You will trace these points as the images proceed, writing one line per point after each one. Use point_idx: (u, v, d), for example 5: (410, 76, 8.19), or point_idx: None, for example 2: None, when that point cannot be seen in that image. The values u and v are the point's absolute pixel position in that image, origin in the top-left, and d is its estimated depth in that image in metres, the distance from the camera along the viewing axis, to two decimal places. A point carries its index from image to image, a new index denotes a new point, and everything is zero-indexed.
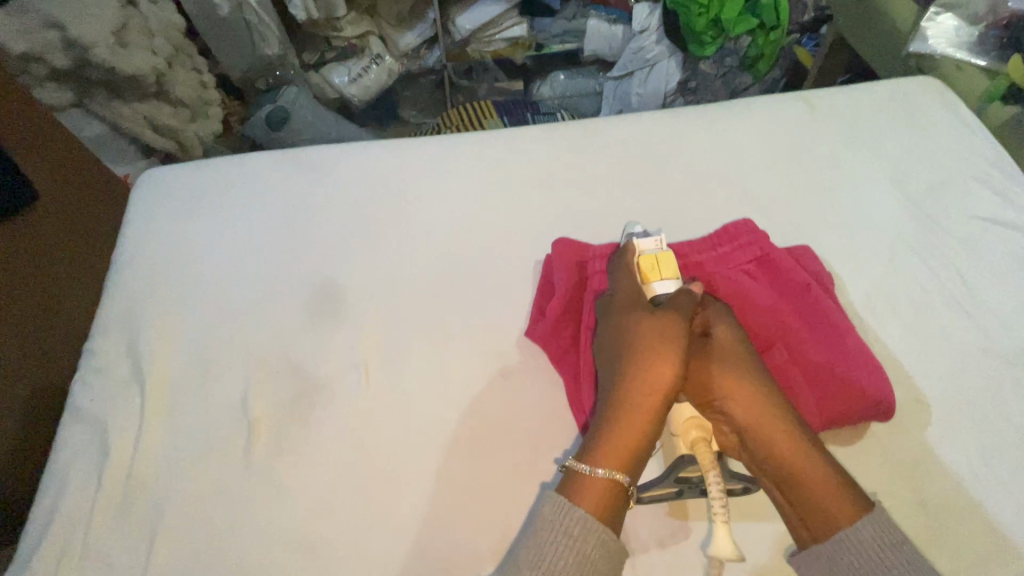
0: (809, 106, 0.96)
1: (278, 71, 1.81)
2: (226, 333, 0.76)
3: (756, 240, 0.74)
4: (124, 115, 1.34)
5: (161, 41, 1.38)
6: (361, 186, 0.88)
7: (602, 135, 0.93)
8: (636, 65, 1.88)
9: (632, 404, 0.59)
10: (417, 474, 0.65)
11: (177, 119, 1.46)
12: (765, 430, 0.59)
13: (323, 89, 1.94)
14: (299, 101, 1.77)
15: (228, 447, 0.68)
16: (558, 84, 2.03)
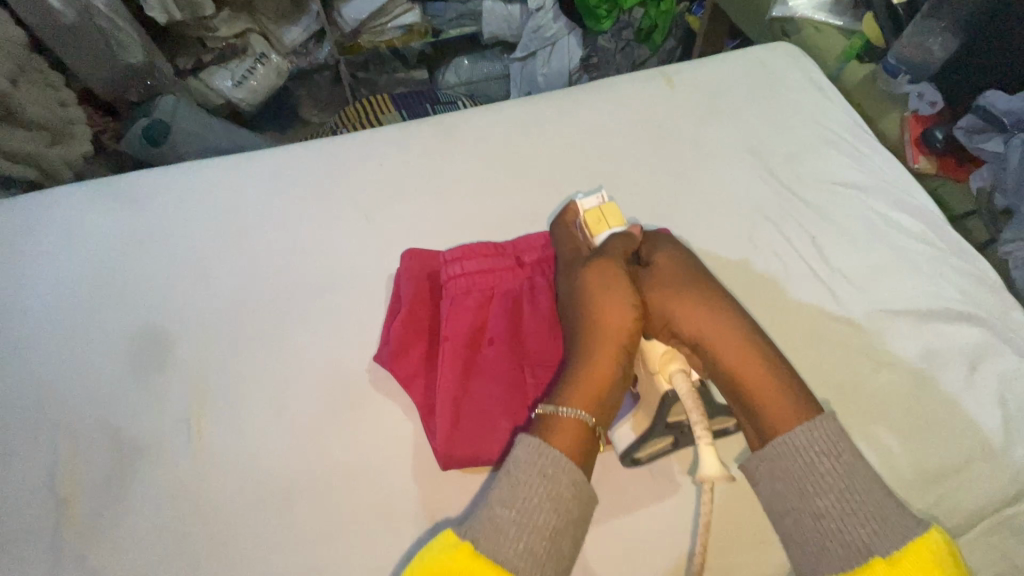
0: (668, 83, 0.93)
1: (151, 81, 1.62)
2: (30, 400, 0.66)
3: None
4: None
5: (3, 58, 1.22)
6: (188, 213, 0.79)
7: (455, 131, 0.88)
8: (537, 45, 1.82)
9: (597, 335, 0.59)
10: (253, 532, 0.59)
11: (35, 142, 1.30)
12: (724, 342, 0.58)
13: (206, 95, 1.76)
14: (177, 109, 1.59)
15: (33, 534, 0.59)
16: (463, 68, 1.96)
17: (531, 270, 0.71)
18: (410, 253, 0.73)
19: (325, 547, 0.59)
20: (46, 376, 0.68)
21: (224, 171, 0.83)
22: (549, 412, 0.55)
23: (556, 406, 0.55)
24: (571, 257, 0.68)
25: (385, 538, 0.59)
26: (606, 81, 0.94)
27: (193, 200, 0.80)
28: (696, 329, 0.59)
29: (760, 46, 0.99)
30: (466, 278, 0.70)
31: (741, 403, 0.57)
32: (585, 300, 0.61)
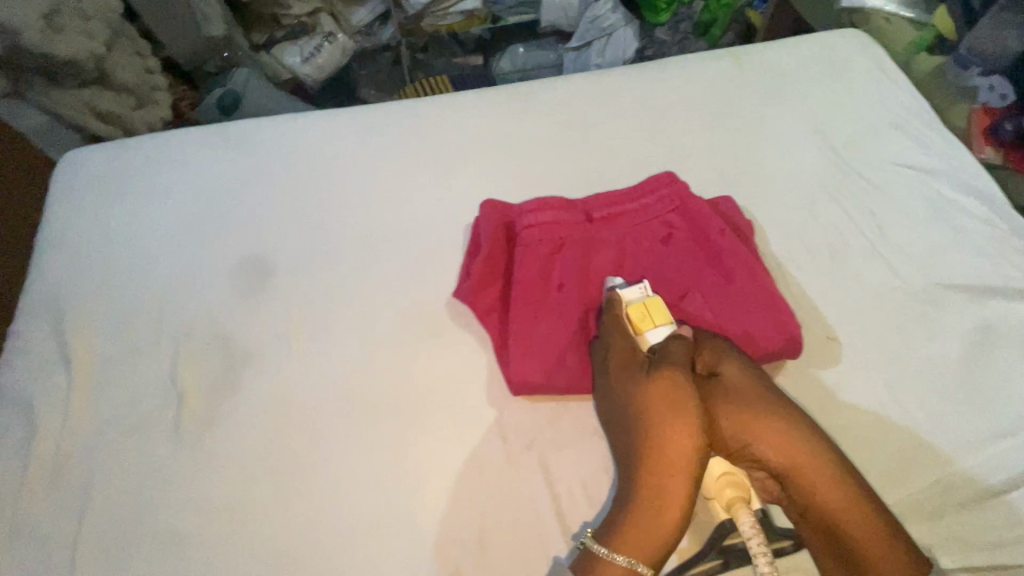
0: (737, 64, 0.97)
1: (226, 52, 1.76)
2: (153, 308, 0.75)
3: (675, 194, 0.76)
4: (67, 104, 1.26)
5: (96, 25, 1.27)
6: (287, 158, 0.87)
7: (532, 98, 0.92)
8: (594, 36, 1.87)
9: (658, 472, 0.55)
10: (346, 436, 0.67)
11: (122, 105, 1.39)
12: (805, 470, 0.56)
13: (276, 70, 1.87)
14: (249, 83, 1.72)
15: (158, 418, 0.68)
16: (518, 57, 1.98)
17: (600, 224, 0.75)
18: (485, 201, 0.79)
19: (407, 453, 0.66)
20: (167, 290, 0.76)
21: (320, 123, 0.90)
22: (607, 555, 0.53)
23: (610, 550, 0.53)
24: (630, 352, 0.62)
25: (459, 450, 0.66)
26: (675, 59, 0.98)
27: (293, 148, 0.88)
28: (773, 454, 0.57)
29: (829, 32, 1.01)
30: (539, 226, 0.74)
31: (823, 532, 0.55)
32: (642, 430, 0.57)
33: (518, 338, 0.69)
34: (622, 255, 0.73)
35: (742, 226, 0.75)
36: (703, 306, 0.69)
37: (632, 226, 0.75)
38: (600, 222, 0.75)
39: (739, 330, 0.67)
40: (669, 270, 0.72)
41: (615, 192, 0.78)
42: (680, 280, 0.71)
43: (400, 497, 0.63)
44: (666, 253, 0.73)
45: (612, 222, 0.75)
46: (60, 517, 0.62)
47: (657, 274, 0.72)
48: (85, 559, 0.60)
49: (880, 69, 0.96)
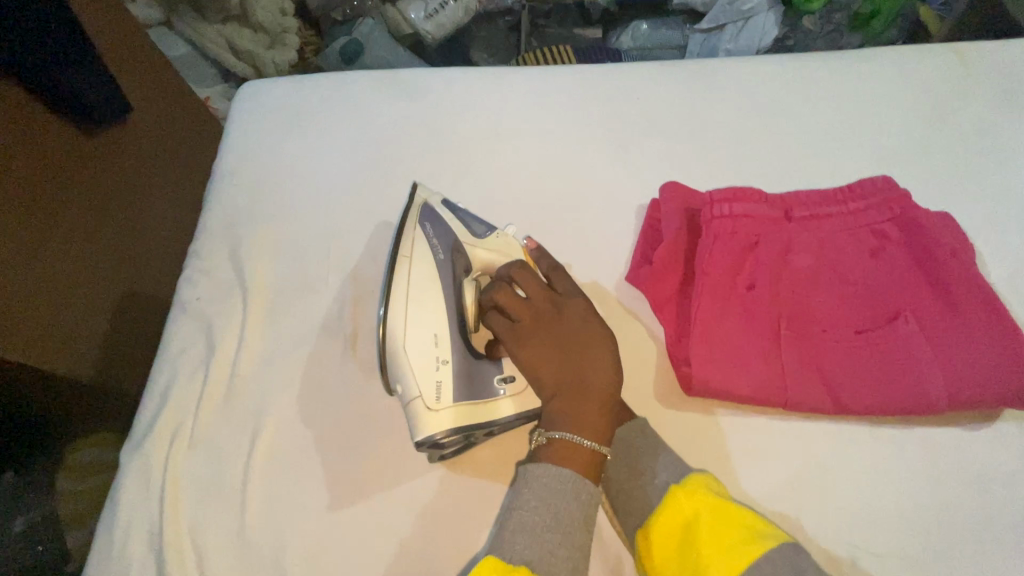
0: (961, 61, 0.85)
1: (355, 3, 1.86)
2: (324, 246, 0.76)
3: (895, 200, 0.67)
4: (207, 36, 1.41)
5: None
6: (459, 112, 0.85)
7: (713, 79, 0.87)
8: (728, 19, 1.74)
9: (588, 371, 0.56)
10: None
11: (257, 43, 1.47)
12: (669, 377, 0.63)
13: (398, 23, 1.88)
14: (371, 35, 1.81)
15: (327, 355, 0.69)
16: (640, 34, 1.87)
17: (801, 224, 0.68)
18: (671, 183, 0.73)
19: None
20: (340, 228, 0.77)
21: (495, 79, 0.88)
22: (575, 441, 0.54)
23: (577, 435, 0.55)
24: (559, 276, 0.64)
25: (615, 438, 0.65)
26: (879, 52, 0.89)
27: (468, 101, 0.86)
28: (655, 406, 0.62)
29: None
30: (731, 218, 0.68)
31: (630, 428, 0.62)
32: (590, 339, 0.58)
33: (701, 335, 0.64)
34: (826, 262, 0.66)
35: (966, 243, 0.66)
36: (920, 331, 0.61)
37: (837, 230, 0.67)
38: (800, 222, 0.68)
39: (964, 363, 0.59)
40: (878, 284, 0.64)
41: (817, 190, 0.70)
42: (892, 298, 0.63)
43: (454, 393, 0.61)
44: (877, 265, 0.65)
45: (814, 224, 0.68)
46: (234, 433, 0.64)
47: (864, 288, 0.65)
48: (257, 481, 0.62)
49: None
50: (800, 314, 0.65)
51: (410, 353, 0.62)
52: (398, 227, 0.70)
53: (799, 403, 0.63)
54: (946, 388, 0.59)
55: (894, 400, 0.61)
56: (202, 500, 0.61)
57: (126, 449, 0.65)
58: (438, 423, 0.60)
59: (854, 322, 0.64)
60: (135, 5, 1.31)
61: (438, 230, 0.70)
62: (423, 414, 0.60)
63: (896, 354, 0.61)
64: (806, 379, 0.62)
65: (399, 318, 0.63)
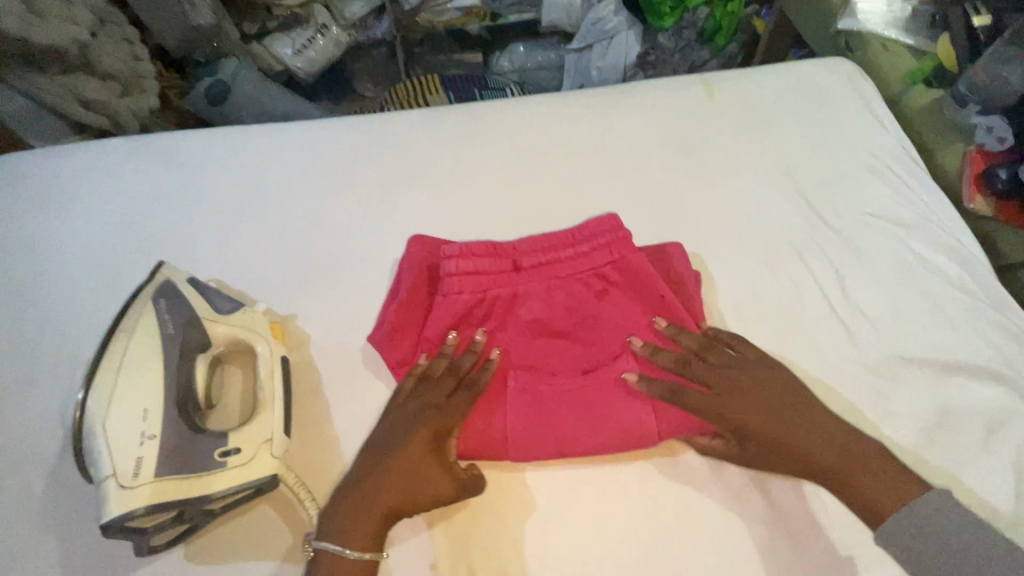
0: (708, 92, 0.89)
1: (216, 43, 1.67)
2: (52, 335, 0.71)
3: (616, 243, 0.68)
4: (46, 90, 1.15)
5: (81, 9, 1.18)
6: (217, 178, 0.83)
7: (482, 126, 0.87)
8: (595, 39, 1.76)
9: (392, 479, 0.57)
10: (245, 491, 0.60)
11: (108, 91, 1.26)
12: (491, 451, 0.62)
13: (267, 62, 1.80)
14: (239, 74, 1.66)
15: (40, 458, 0.64)
16: (517, 56, 1.92)
17: (530, 273, 0.68)
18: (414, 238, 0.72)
19: (288, 516, 0.60)
20: (70, 314, 0.72)
21: (255, 140, 0.86)
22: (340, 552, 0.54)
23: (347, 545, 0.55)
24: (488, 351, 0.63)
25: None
26: (645, 84, 0.91)
27: (224, 166, 0.83)
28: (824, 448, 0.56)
29: (806, 60, 0.93)
30: (459, 275, 0.67)
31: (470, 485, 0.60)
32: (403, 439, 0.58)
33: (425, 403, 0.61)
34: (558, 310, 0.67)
35: (679, 281, 0.69)
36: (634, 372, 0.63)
37: (563, 277, 0.68)
38: (529, 271, 0.68)
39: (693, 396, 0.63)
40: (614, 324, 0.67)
41: (547, 234, 0.71)
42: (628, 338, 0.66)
43: (155, 466, 0.51)
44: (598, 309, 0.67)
45: (542, 271, 0.68)
46: None
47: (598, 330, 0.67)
48: None
49: (865, 105, 0.88)
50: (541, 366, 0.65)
51: (109, 431, 0.50)
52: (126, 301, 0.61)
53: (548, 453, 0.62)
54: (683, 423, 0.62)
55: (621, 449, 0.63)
56: None
57: None
58: (133, 503, 0.49)
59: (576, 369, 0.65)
60: None
61: (176, 305, 0.62)
62: (115, 494, 0.49)
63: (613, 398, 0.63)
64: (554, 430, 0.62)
65: (103, 395, 0.52)
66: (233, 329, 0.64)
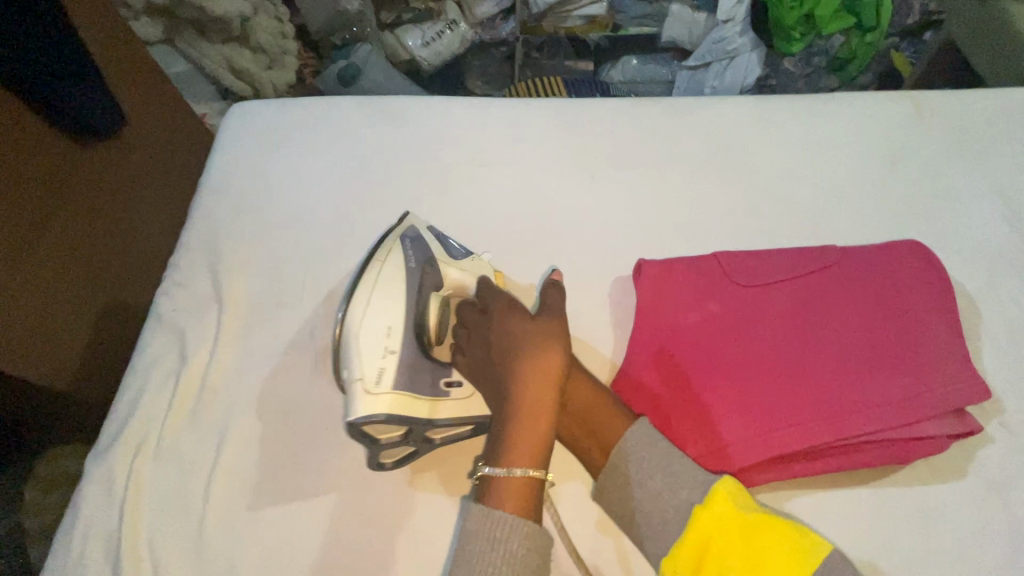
0: (917, 110, 0.89)
1: (356, 28, 1.83)
2: (300, 265, 0.78)
3: (884, 256, 0.72)
4: (207, 54, 1.38)
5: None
6: (438, 140, 0.88)
7: (685, 118, 0.90)
8: (715, 57, 1.77)
9: (522, 425, 0.57)
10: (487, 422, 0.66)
11: (256, 64, 1.45)
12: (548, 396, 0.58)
13: (393, 50, 1.89)
14: (369, 59, 1.78)
15: (296, 370, 0.70)
16: (630, 67, 1.93)
17: (783, 285, 0.70)
18: (653, 238, 0.80)
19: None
20: (317, 246, 0.79)
21: (474, 111, 0.91)
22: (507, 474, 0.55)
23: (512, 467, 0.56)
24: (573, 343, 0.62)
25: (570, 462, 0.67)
26: (847, 95, 0.92)
27: (445, 130, 0.89)
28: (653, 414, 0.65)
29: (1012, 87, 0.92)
30: (709, 269, 0.72)
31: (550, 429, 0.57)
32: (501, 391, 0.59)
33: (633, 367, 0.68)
34: (749, 295, 0.70)
35: (948, 293, 0.70)
36: (868, 404, 0.63)
37: (819, 286, 0.70)
38: (782, 285, 0.70)
39: (883, 435, 0.62)
40: (817, 315, 0.68)
41: (797, 251, 0.73)
42: (864, 322, 0.67)
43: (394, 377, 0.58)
44: (847, 315, 0.68)
45: (787, 283, 0.70)
46: (199, 447, 0.66)
47: (789, 325, 0.67)
48: (219, 491, 0.63)
49: None
50: (727, 381, 0.64)
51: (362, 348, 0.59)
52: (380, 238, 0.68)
53: (768, 447, 0.61)
54: (909, 422, 0.62)
55: (851, 460, 0.63)
56: (165, 509, 0.62)
57: (93, 454, 0.66)
58: (375, 409, 0.57)
59: (810, 375, 0.64)
60: (134, 21, 1.29)
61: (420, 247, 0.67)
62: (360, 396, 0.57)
63: (831, 411, 0.63)
64: (764, 426, 0.62)
65: (357, 315, 0.60)
66: (463, 274, 0.68)
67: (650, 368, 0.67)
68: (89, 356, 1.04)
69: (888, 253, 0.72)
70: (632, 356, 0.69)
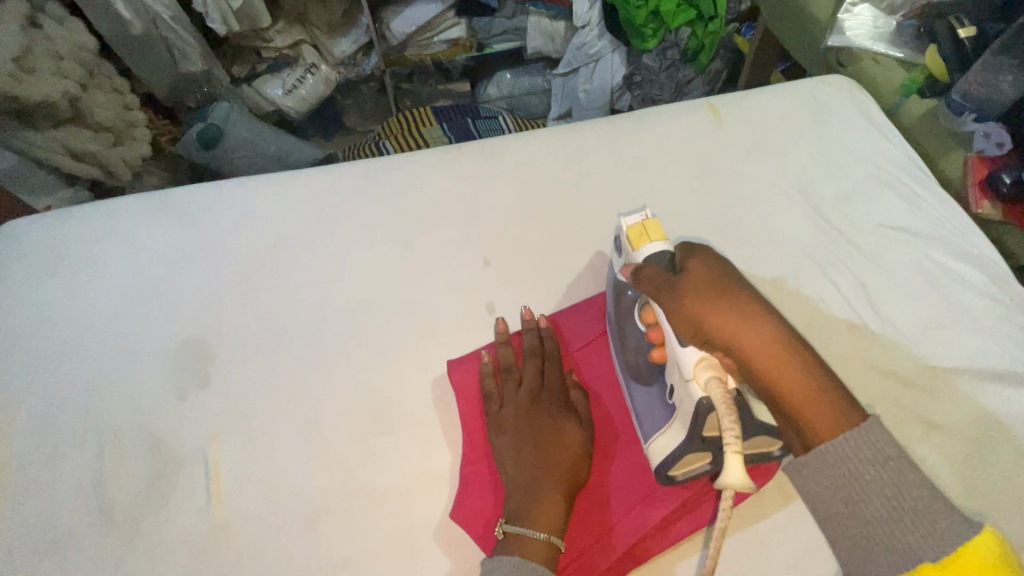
0: (714, 115, 0.91)
1: (207, 87, 1.60)
2: (79, 408, 0.69)
3: None
4: (38, 143, 1.17)
5: (71, 63, 1.18)
6: (232, 232, 0.81)
7: (495, 161, 0.87)
8: (581, 62, 1.76)
9: (545, 485, 0.60)
10: (299, 547, 0.61)
11: (99, 143, 1.29)
12: (567, 436, 0.63)
13: (256, 103, 1.72)
14: (231, 117, 1.56)
15: (78, 535, 0.62)
16: (505, 84, 1.90)
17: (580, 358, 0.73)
18: (471, 298, 0.76)
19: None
20: (99, 381, 0.71)
21: (271, 191, 0.85)
22: (531, 535, 0.56)
23: (535, 527, 0.57)
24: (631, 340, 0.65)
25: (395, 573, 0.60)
26: (651, 114, 0.92)
27: (240, 218, 0.82)
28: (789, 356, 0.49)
29: (803, 81, 0.95)
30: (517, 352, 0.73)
31: (529, 482, 0.60)
32: (535, 432, 0.64)
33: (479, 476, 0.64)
34: (571, 365, 0.72)
35: None
36: None
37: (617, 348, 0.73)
38: (580, 358, 0.73)
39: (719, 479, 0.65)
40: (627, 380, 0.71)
41: (591, 304, 0.75)
42: None
43: (189, 513, 0.63)
44: None
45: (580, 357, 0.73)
46: None
47: (601, 394, 0.70)
48: None
49: (867, 118, 0.91)
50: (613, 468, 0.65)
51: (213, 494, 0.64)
52: (197, 375, 0.71)
53: (634, 527, 0.61)
54: None
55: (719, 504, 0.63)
56: None
57: None
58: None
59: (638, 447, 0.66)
60: None
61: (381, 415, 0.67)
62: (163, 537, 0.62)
63: None
64: (626, 503, 0.63)
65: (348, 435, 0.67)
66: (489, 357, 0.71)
67: (487, 464, 0.65)
68: None
69: None
70: (463, 455, 0.66)
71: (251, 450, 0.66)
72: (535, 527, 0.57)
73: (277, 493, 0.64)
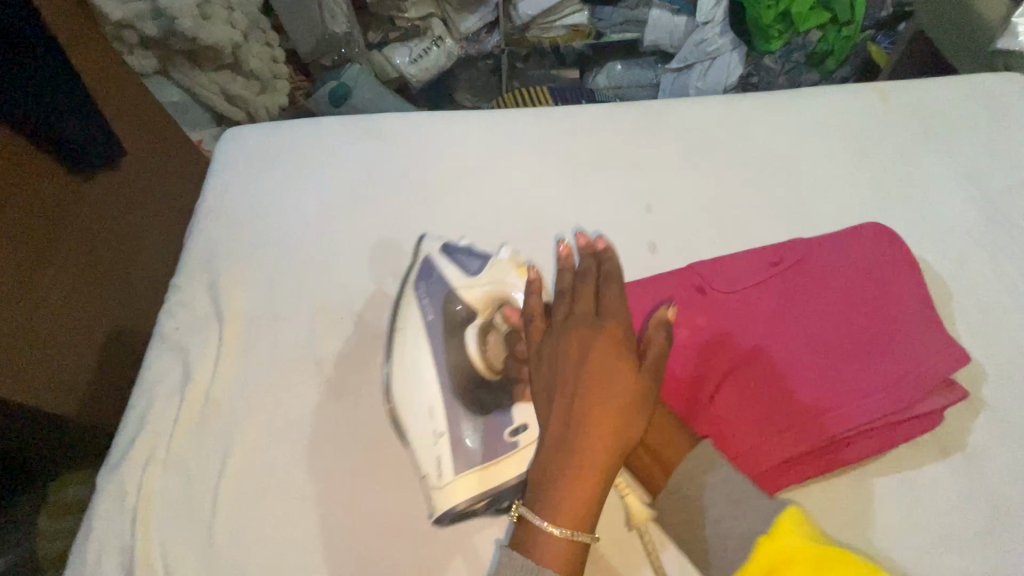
0: (882, 98, 0.92)
1: (344, 49, 1.71)
2: (295, 281, 0.81)
3: (843, 249, 0.74)
4: (201, 84, 1.33)
5: (239, 15, 1.34)
6: (420, 153, 0.91)
7: (660, 118, 0.93)
8: (696, 59, 1.70)
9: (579, 475, 0.55)
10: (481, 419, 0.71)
11: (249, 90, 1.41)
12: (617, 423, 0.56)
13: (383, 68, 1.79)
14: (360, 77, 1.66)
15: (296, 381, 0.73)
16: (614, 75, 1.84)
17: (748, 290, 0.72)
18: (635, 235, 0.83)
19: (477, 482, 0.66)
20: (311, 262, 0.82)
21: (455, 123, 0.94)
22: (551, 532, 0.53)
23: (557, 524, 0.54)
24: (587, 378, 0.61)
25: None
26: (816, 90, 0.94)
27: (428, 143, 0.92)
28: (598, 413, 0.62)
29: (975, 74, 0.94)
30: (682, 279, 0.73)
31: (566, 471, 0.55)
32: (579, 413, 0.56)
33: None
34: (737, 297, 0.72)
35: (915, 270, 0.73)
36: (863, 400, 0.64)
37: (787, 287, 0.72)
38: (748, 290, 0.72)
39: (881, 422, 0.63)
40: (794, 315, 0.70)
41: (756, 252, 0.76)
42: (841, 307, 0.70)
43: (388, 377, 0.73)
44: (819, 312, 0.69)
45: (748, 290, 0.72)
46: (206, 456, 0.69)
47: (767, 325, 0.69)
48: (226, 494, 0.67)
49: None
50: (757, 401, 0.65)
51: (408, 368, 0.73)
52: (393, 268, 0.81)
53: (745, 463, 0.62)
54: (902, 409, 0.64)
55: (819, 466, 0.63)
56: (175, 523, 0.66)
57: (102, 474, 0.69)
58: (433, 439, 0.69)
59: (802, 379, 0.66)
60: (127, 56, 1.21)
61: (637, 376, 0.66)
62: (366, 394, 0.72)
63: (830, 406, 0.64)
64: (748, 441, 0.63)
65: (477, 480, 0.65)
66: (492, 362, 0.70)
67: None
68: (121, 384, 1.07)
69: (841, 243, 0.75)
70: None
71: (420, 340, 0.73)
72: (557, 523, 0.53)
73: (454, 376, 0.70)
